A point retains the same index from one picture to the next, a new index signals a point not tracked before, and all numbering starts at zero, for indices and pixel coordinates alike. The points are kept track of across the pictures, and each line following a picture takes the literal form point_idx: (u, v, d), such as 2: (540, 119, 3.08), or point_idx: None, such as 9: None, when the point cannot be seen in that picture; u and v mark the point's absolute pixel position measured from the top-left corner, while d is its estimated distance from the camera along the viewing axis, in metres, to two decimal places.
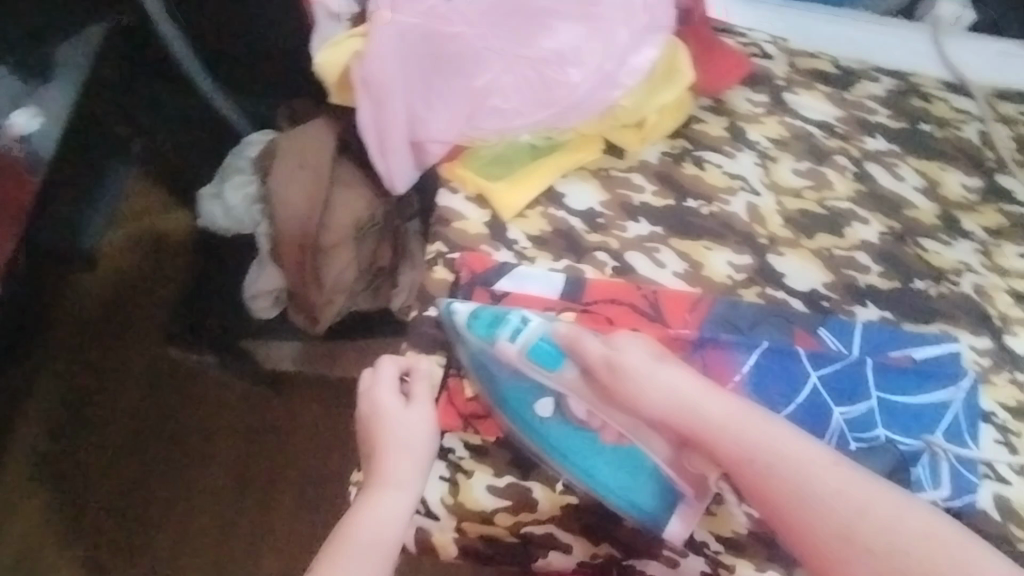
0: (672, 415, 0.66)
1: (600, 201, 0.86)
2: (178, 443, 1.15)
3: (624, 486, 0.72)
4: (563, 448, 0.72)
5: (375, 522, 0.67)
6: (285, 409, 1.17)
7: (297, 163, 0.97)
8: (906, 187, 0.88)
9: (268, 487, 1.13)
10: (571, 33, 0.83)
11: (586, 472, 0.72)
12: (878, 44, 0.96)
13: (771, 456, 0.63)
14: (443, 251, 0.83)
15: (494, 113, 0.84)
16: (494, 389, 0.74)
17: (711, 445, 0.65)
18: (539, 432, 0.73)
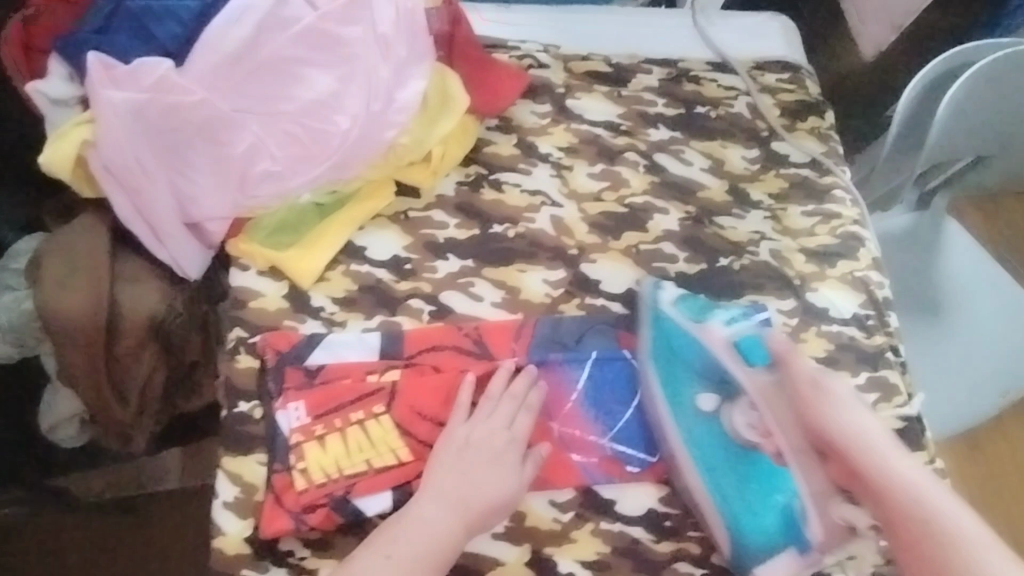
0: (846, 436, 0.71)
1: (404, 245, 0.82)
2: None
3: (745, 508, 0.74)
4: (702, 450, 0.75)
5: (425, 536, 0.66)
6: (129, 537, 1.09)
7: (67, 269, 0.85)
8: (694, 170, 0.92)
9: None
10: (327, 77, 0.77)
11: (713, 486, 0.74)
12: (643, 35, 0.98)
13: (927, 507, 0.67)
14: (244, 337, 0.76)
15: (266, 177, 0.76)
16: (663, 375, 0.78)
17: (871, 467, 0.70)
18: (698, 424, 0.76)
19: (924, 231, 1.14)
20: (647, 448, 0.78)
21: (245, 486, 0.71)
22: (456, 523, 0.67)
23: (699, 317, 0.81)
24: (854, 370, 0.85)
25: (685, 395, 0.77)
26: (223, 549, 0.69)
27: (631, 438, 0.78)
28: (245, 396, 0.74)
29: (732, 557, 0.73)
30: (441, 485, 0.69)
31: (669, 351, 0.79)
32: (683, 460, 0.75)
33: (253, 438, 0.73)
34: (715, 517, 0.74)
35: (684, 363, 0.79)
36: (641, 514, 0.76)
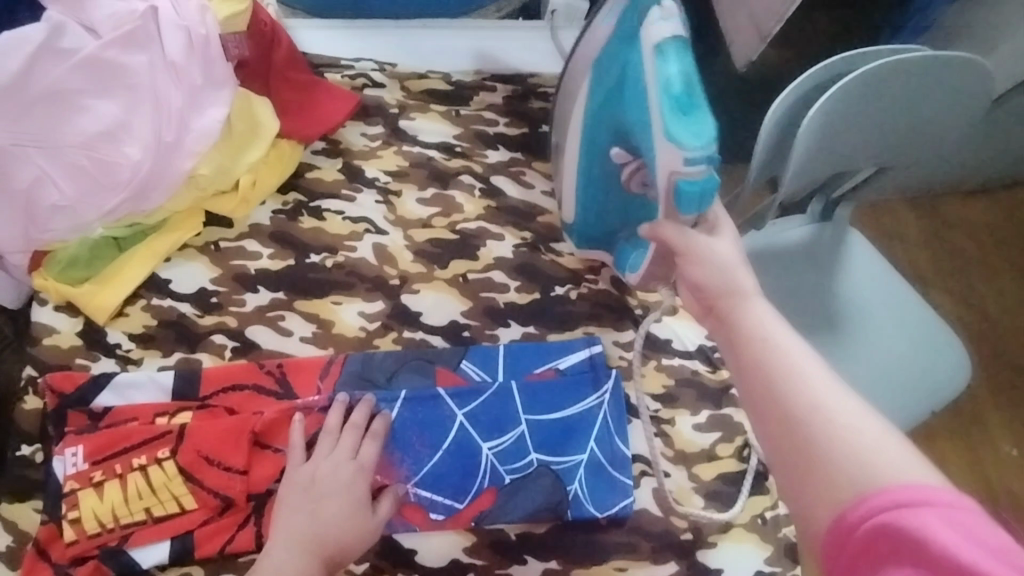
0: (717, 290, 0.58)
1: (211, 278, 0.79)
2: None
3: (594, 178, 0.76)
4: (588, 153, 0.74)
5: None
6: None
7: None
8: (536, 193, 0.86)
9: None
10: (112, 106, 0.75)
11: (584, 174, 0.76)
12: (492, 50, 0.93)
13: (768, 352, 0.51)
14: (34, 375, 0.74)
15: (57, 211, 0.74)
16: (611, 40, 0.68)
17: (730, 312, 0.56)
18: (591, 156, 0.74)
19: (824, 248, 0.92)
20: (454, 492, 0.74)
21: (18, 534, 0.69)
22: (312, 564, 0.65)
23: (641, 85, 0.64)
24: (693, 408, 0.81)
25: (609, 103, 0.69)
26: None
27: (439, 484, 0.74)
28: (27, 438, 0.72)
29: (573, 222, 0.81)
30: (293, 527, 0.67)
31: (629, 34, 0.66)
32: (569, 143, 0.75)
33: (31, 483, 0.71)
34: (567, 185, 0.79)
35: (605, 85, 0.69)
36: (441, 565, 0.72)
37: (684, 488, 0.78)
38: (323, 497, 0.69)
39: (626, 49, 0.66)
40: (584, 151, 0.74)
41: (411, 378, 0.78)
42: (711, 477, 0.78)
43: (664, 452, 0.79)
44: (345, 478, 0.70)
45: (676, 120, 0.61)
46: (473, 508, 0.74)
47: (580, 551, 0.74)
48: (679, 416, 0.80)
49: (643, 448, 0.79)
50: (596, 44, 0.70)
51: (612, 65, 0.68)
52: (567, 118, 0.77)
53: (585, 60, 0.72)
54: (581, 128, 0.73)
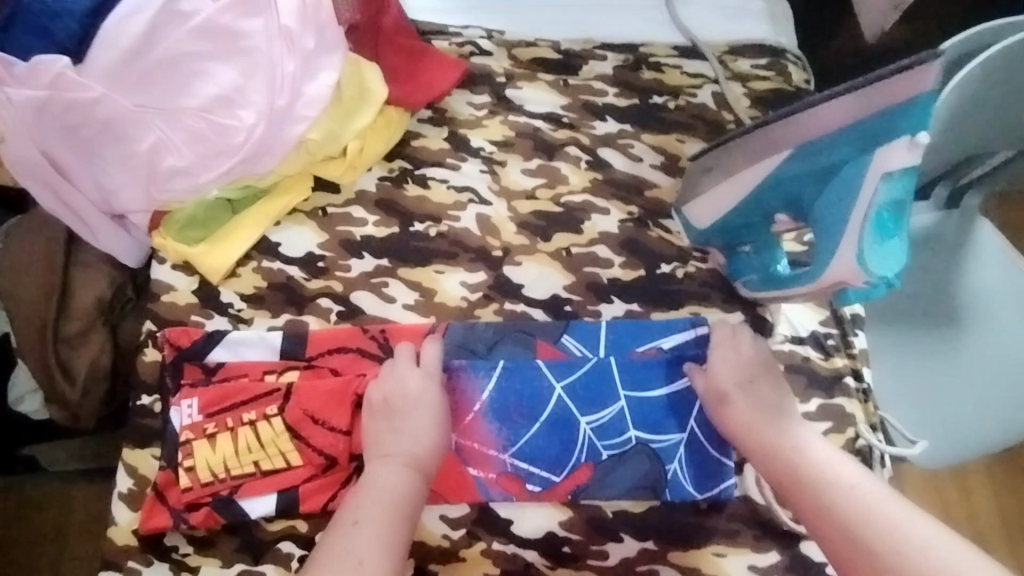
0: (752, 436, 0.70)
1: (319, 242, 0.80)
2: None
3: (743, 223, 0.74)
4: (763, 197, 0.70)
5: (384, 497, 0.65)
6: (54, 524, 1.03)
7: (23, 250, 0.88)
8: (644, 167, 0.84)
9: None
10: (229, 71, 0.76)
11: (745, 205, 0.72)
12: (603, 19, 0.90)
13: (810, 481, 0.65)
14: (153, 330, 0.77)
15: (176, 173, 0.76)
16: (847, 128, 0.63)
17: (763, 451, 0.69)
18: (759, 198, 0.71)
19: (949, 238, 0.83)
20: (551, 465, 0.73)
21: (138, 478, 0.72)
22: (410, 475, 0.67)
23: (851, 197, 0.63)
24: (803, 396, 0.76)
25: (802, 179, 0.67)
26: (115, 538, 0.70)
27: (536, 455, 0.73)
28: (146, 389, 0.75)
29: (693, 225, 0.78)
30: (384, 445, 0.69)
31: (862, 140, 0.63)
32: (751, 168, 0.70)
33: (151, 431, 0.74)
34: (709, 199, 0.74)
35: (811, 164, 0.66)
36: (537, 538, 0.71)
37: None
38: (410, 415, 0.70)
39: (853, 149, 0.63)
40: (759, 183, 0.70)
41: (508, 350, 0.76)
42: None
43: None
44: (428, 399, 0.71)
45: (873, 245, 0.63)
46: (570, 481, 0.72)
47: (679, 534, 0.72)
48: None
49: None
50: (820, 124, 0.64)
51: (828, 153, 0.64)
52: (749, 148, 0.70)
53: (796, 129, 0.66)
54: (777, 167, 0.68)
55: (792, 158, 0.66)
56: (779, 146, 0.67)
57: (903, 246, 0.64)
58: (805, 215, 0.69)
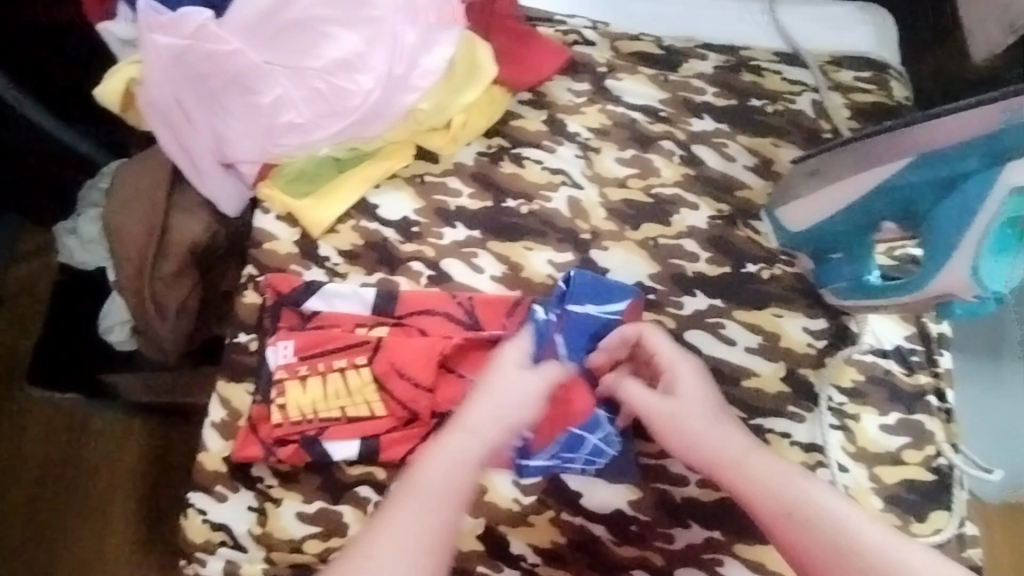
0: (713, 452, 0.65)
1: (415, 208, 0.83)
2: (18, 469, 1.07)
3: (844, 228, 0.75)
4: (873, 205, 0.71)
5: (458, 471, 0.61)
6: (126, 453, 1.08)
7: (133, 187, 0.92)
8: (736, 167, 0.85)
9: (72, 528, 1.05)
10: (354, 37, 0.79)
11: (852, 211, 0.73)
12: (707, 20, 0.92)
13: (783, 502, 0.60)
14: (254, 275, 0.81)
15: (293, 129, 0.80)
16: (973, 140, 0.62)
17: (731, 469, 0.63)
18: (868, 206, 0.72)
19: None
20: (606, 442, 0.74)
21: (231, 411, 0.77)
22: (463, 475, 0.61)
23: (974, 210, 0.64)
24: (882, 408, 0.77)
25: (923, 188, 0.67)
26: (205, 463, 0.75)
27: (595, 429, 0.74)
28: (244, 328, 0.79)
29: (786, 226, 0.79)
30: (444, 442, 0.63)
31: (991, 155, 0.62)
32: (864, 175, 0.70)
33: (245, 368, 0.78)
34: (813, 201, 0.75)
35: (933, 173, 0.66)
36: (604, 513, 0.73)
37: (862, 487, 0.74)
38: (503, 404, 0.66)
39: (981, 163, 0.63)
40: (869, 191, 0.71)
41: (579, 315, 0.77)
42: (893, 482, 0.74)
43: (845, 447, 0.75)
44: (517, 391, 0.67)
45: (987, 261, 0.65)
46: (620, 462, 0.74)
47: (743, 526, 0.73)
48: (865, 414, 0.77)
49: (824, 439, 0.75)
50: (947, 135, 0.64)
51: (953, 164, 0.64)
52: (860, 154, 0.71)
53: (918, 137, 0.66)
54: (894, 176, 0.68)
55: (911, 165, 0.67)
56: (895, 154, 0.67)
57: (1017, 259, 0.67)
58: (915, 221, 0.70)
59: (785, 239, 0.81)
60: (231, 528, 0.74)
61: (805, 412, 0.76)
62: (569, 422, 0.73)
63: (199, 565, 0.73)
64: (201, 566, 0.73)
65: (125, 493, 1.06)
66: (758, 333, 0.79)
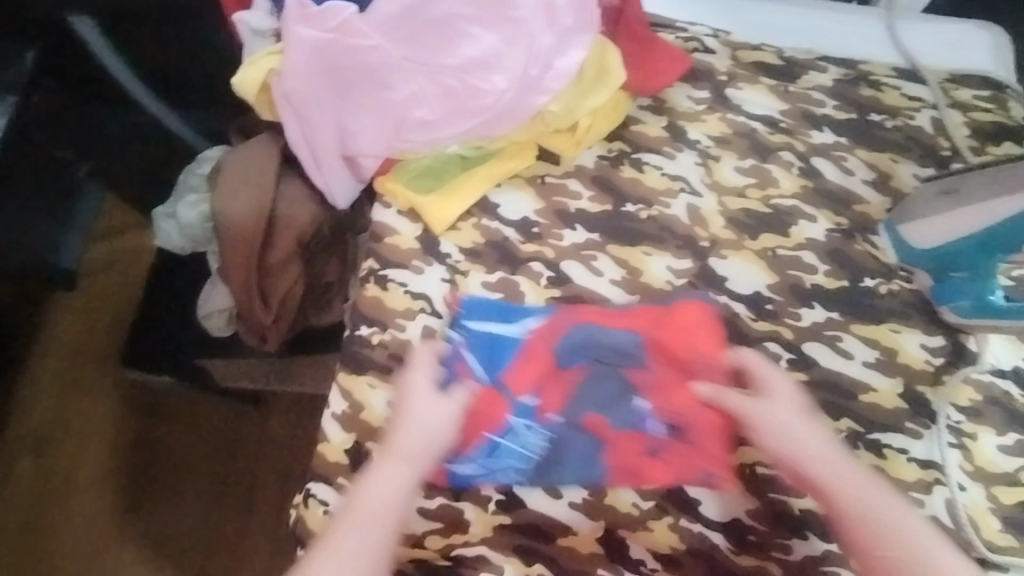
0: (766, 424, 0.70)
1: (535, 209, 0.83)
2: (117, 446, 1.13)
3: (976, 253, 0.77)
4: (1013, 225, 0.74)
5: (384, 496, 0.66)
6: (221, 435, 1.14)
7: (240, 178, 0.90)
8: (855, 180, 0.85)
9: (171, 502, 1.11)
10: (491, 36, 0.80)
11: (990, 233, 0.75)
12: (826, 33, 0.92)
13: (823, 473, 0.67)
14: (375, 268, 0.82)
15: (422, 126, 0.81)
16: None
17: (777, 442, 0.69)
18: (1005, 227, 0.74)
19: None
20: (524, 446, 0.75)
21: (353, 403, 0.78)
22: (406, 478, 0.67)
23: None
24: (1000, 429, 0.78)
25: None
26: (326, 454, 0.77)
27: (574, 446, 0.75)
28: (366, 320, 0.80)
29: (910, 245, 0.80)
30: (392, 443, 0.69)
31: None
32: (1010, 196, 0.74)
33: (368, 361, 0.79)
34: (953, 218, 0.77)
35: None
36: (724, 521, 0.75)
37: (981, 507, 0.75)
38: (421, 423, 0.70)
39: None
40: (1015, 212, 0.73)
41: (487, 338, 0.78)
42: (1012, 503, 0.75)
43: (964, 466, 0.76)
44: (434, 403, 0.71)
45: None
46: (581, 463, 0.75)
47: None
48: (983, 433, 0.77)
49: (942, 457, 0.76)
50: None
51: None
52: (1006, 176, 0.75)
53: None
54: None
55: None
56: None
57: None
58: None
59: (908, 260, 0.81)
60: None
61: (923, 429, 0.77)
62: (487, 429, 0.75)
63: None
64: None
65: (219, 474, 1.12)
66: (876, 348, 0.80)
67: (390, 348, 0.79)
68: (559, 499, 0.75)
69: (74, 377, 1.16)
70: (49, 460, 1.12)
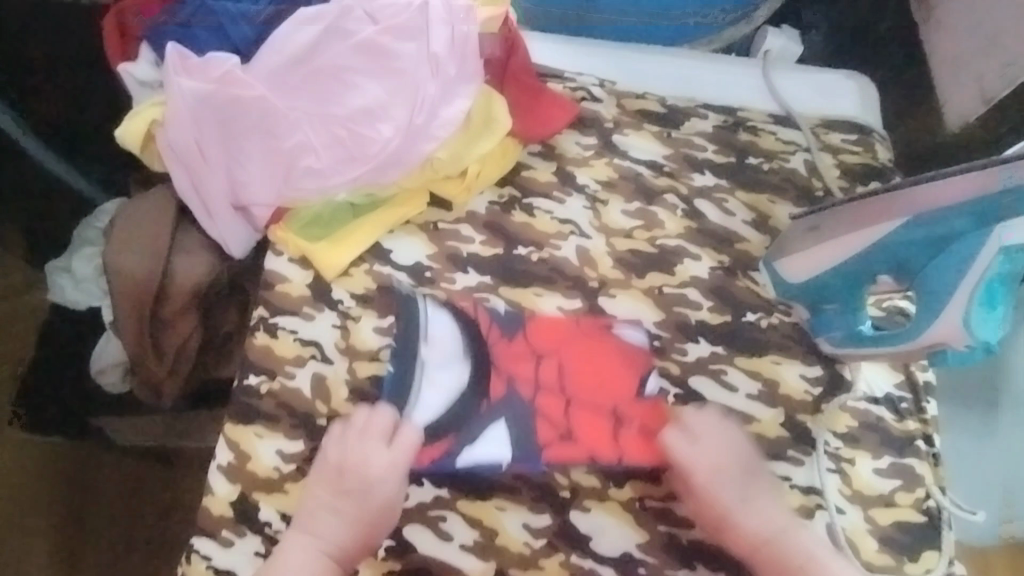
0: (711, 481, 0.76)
1: (427, 253, 0.85)
2: (20, 495, 1.11)
3: (844, 284, 0.79)
4: (867, 258, 0.76)
5: None
6: (127, 483, 1.13)
7: (135, 231, 0.89)
8: (735, 220, 0.89)
9: (73, 551, 1.10)
10: (377, 88, 0.84)
11: (849, 269, 0.77)
12: (705, 81, 0.97)
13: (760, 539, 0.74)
14: (265, 316, 0.81)
15: (310, 173, 0.83)
16: (962, 203, 0.68)
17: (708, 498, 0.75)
18: (861, 262, 0.76)
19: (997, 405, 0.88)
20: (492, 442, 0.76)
21: (237, 455, 0.76)
22: (329, 566, 0.71)
23: (959, 275, 0.70)
24: (876, 452, 0.80)
25: (911, 248, 0.72)
26: (211, 507, 0.74)
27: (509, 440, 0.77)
28: (253, 370, 0.79)
29: (783, 283, 0.83)
30: (317, 530, 0.72)
31: (979, 217, 0.68)
32: (868, 231, 0.75)
33: (254, 412, 0.77)
34: (814, 252, 0.79)
35: (925, 232, 0.71)
36: (615, 563, 0.75)
37: (859, 529, 0.77)
38: None
39: (969, 222, 0.69)
40: (868, 246, 0.75)
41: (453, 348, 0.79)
42: (887, 523, 0.77)
43: (841, 490, 0.79)
44: None
45: (978, 315, 0.70)
46: (513, 477, 0.76)
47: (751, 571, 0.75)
48: (861, 458, 0.80)
49: (821, 481, 0.79)
50: (936, 196, 0.70)
51: (942, 224, 0.70)
52: (864, 215, 0.75)
53: (913, 198, 0.71)
54: (890, 230, 0.73)
55: (905, 225, 0.72)
56: (894, 213, 0.73)
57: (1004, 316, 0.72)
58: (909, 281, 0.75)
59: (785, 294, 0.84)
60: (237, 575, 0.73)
61: (803, 456, 0.80)
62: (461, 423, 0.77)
63: None
64: None
65: (124, 521, 1.11)
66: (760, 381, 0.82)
67: (278, 397, 0.78)
68: (450, 542, 0.75)
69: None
70: None
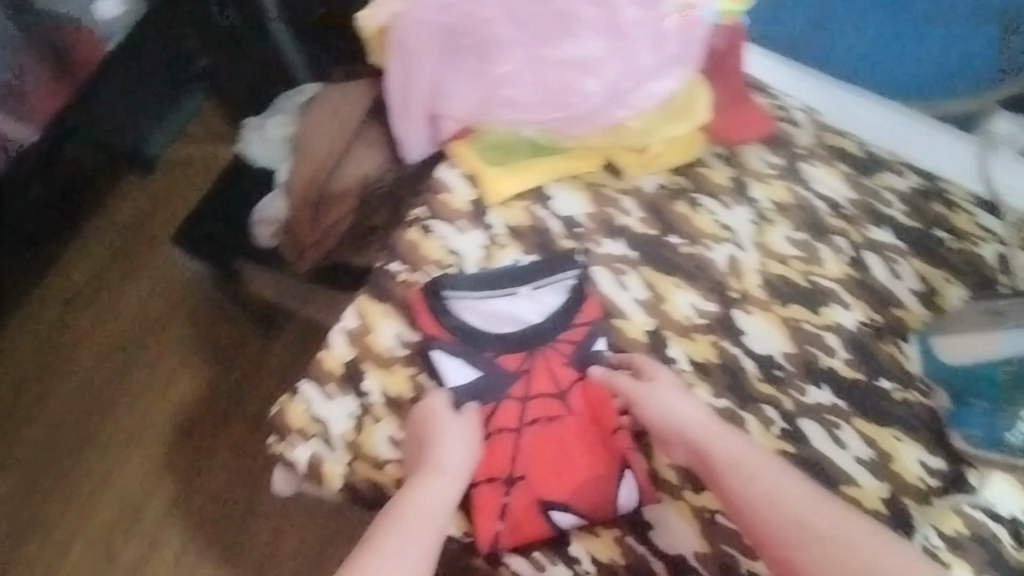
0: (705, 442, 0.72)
1: (585, 212, 0.87)
2: (154, 314, 1.29)
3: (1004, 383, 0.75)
4: None
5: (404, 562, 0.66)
6: (235, 338, 1.27)
7: (330, 112, 0.99)
8: (900, 285, 0.85)
9: (174, 376, 1.25)
10: (597, 41, 0.84)
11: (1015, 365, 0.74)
12: (916, 141, 0.92)
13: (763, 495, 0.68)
14: (422, 217, 0.86)
15: (507, 103, 0.87)
16: None
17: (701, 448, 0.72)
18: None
19: None
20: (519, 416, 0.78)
21: (362, 324, 0.82)
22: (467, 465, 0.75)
23: None
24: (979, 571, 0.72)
25: None
26: (323, 361, 0.80)
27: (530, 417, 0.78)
28: (399, 259, 0.84)
29: (931, 363, 0.80)
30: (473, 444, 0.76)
31: None
32: None
33: (386, 294, 0.82)
34: (980, 337, 0.77)
35: None
36: (668, 554, 0.74)
37: None
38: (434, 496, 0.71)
39: None
40: None
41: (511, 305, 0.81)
42: None
43: None
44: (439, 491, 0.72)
45: None
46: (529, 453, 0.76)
47: None
48: (959, 567, 0.72)
49: None
50: None
51: None
52: None
53: None
54: None
55: None
56: None
57: None
58: None
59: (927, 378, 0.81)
60: (329, 425, 0.79)
61: None
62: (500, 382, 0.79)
63: (289, 446, 0.79)
64: (290, 447, 0.78)
65: (220, 368, 1.25)
66: (873, 448, 0.78)
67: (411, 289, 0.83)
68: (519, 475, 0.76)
69: (123, 256, 1.32)
70: (101, 304, 1.30)
